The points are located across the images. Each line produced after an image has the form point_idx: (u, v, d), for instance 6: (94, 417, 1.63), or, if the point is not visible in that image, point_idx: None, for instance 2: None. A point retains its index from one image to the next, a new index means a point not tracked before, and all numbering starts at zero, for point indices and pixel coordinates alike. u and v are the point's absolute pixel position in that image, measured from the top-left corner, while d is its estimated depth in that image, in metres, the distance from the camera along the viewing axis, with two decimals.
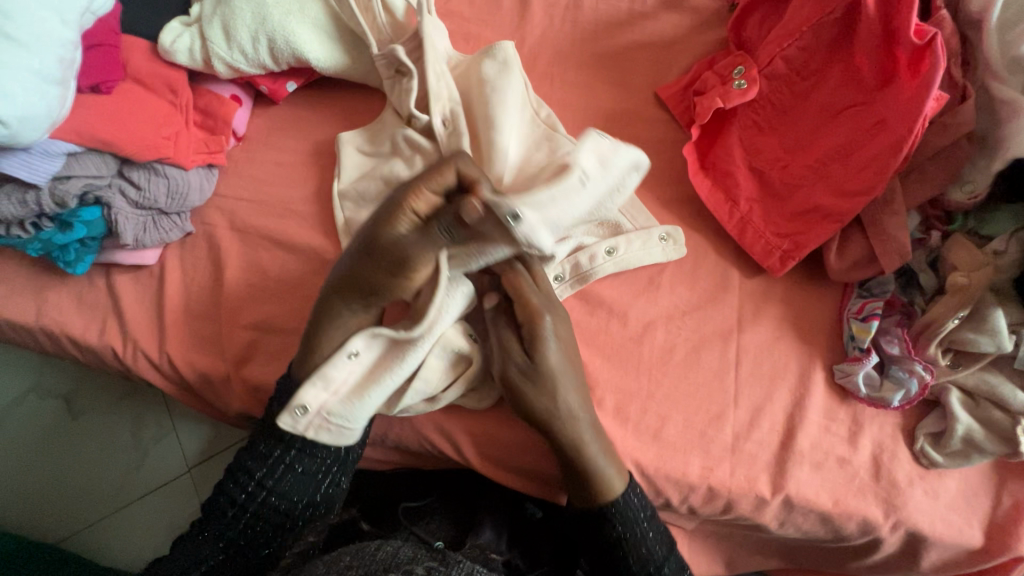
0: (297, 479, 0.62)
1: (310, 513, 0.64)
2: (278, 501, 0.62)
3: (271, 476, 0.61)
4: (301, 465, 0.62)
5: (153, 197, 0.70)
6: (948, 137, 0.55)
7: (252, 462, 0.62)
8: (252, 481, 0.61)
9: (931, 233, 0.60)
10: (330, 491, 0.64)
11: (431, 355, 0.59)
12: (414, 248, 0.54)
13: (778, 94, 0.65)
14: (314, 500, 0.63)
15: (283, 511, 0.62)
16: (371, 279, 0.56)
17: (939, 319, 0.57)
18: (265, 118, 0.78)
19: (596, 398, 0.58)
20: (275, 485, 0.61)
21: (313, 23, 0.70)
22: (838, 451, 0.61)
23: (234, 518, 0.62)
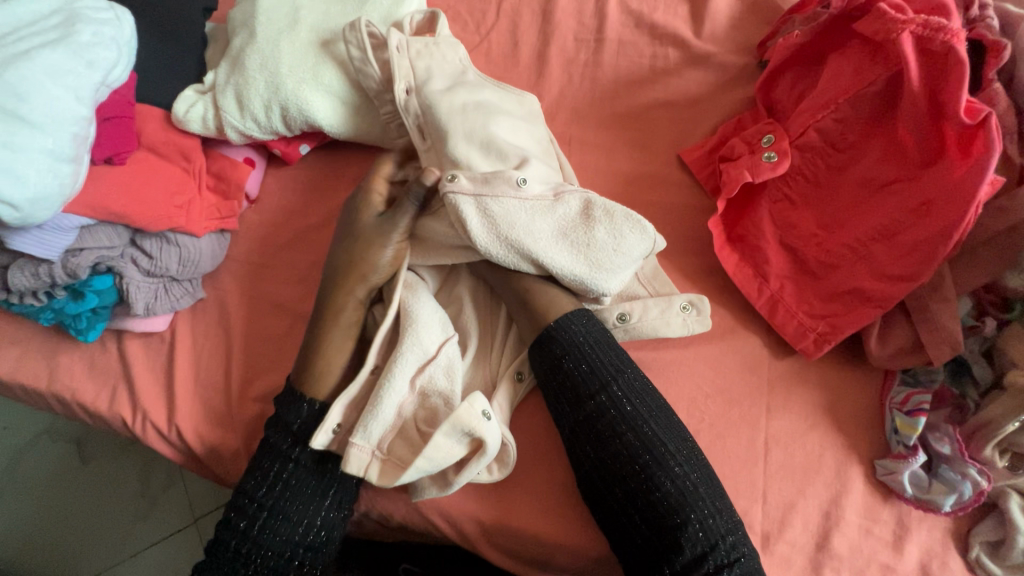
0: (288, 518, 0.57)
1: (312, 544, 0.58)
2: (277, 526, 0.57)
3: (271, 498, 0.57)
4: (300, 482, 0.58)
5: (165, 265, 0.69)
6: (1006, 222, 0.50)
7: (236, 512, 0.58)
8: (242, 521, 0.57)
9: (985, 320, 0.54)
10: (332, 515, 0.59)
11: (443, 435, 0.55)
12: (391, 218, 0.65)
13: (812, 165, 0.61)
14: (315, 525, 0.58)
15: (284, 540, 0.57)
16: (361, 257, 0.64)
17: (996, 421, 0.52)
18: (279, 180, 0.78)
19: (662, 417, 0.55)
20: (266, 526, 0.57)
21: (327, 89, 0.68)
22: (882, 557, 0.55)
23: (234, 552, 0.56)
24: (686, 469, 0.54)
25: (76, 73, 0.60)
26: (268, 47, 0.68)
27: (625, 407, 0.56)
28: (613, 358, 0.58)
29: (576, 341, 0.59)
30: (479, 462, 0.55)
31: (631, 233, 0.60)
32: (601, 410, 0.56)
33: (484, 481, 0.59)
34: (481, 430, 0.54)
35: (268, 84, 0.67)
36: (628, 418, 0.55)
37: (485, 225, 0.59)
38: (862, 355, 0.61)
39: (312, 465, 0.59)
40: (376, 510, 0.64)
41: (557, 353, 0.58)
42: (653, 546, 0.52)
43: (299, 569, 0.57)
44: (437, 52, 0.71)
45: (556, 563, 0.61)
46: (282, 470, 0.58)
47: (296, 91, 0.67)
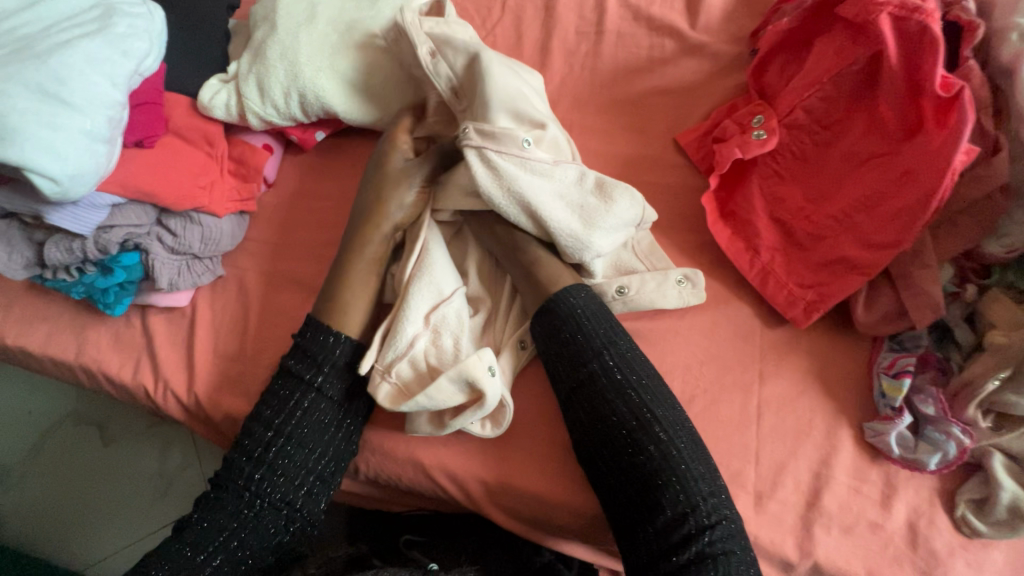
0: (300, 445, 0.62)
1: (324, 469, 0.63)
2: (292, 449, 0.62)
3: (289, 421, 0.63)
4: (314, 407, 0.63)
5: (188, 243, 0.73)
6: (982, 190, 0.53)
7: (255, 431, 0.63)
8: (257, 448, 0.62)
9: (967, 286, 0.57)
10: (342, 444, 0.64)
11: (446, 377, 0.59)
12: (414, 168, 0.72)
13: (800, 143, 0.64)
14: (328, 452, 0.63)
15: (298, 464, 0.62)
16: (387, 201, 0.71)
17: (978, 380, 0.55)
18: (295, 166, 0.82)
19: (650, 385, 0.58)
20: (279, 452, 0.62)
21: (342, 77, 0.73)
22: (870, 515, 0.57)
23: (250, 475, 0.61)
24: (673, 434, 0.56)
25: (111, 61, 0.64)
26: (288, 38, 0.73)
27: (617, 374, 0.58)
28: (604, 328, 0.61)
29: (572, 313, 0.61)
30: (475, 414, 0.59)
31: (620, 199, 0.64)
32: (593, 377, 0.59)
33: (478, 433, 0.62)
34: (482, 383, 0.58)
35: (287, 73, 0.72)
36: (620, 385, 0.58)
37: (492, 178, 0.63)
38: (850, 325, 0.63)
39: (325, 399, 0.64)
40: (387, 473, 0.67)
41: (554, 324, 0.61)
42: (636, 505, 0.54)
43: (306, 495, 0.62)
44: (450, 30, 0.73)
45: (557, 522, 0.63)
46: (297, 400, 0.63)
47: (313, 79, 0.72)
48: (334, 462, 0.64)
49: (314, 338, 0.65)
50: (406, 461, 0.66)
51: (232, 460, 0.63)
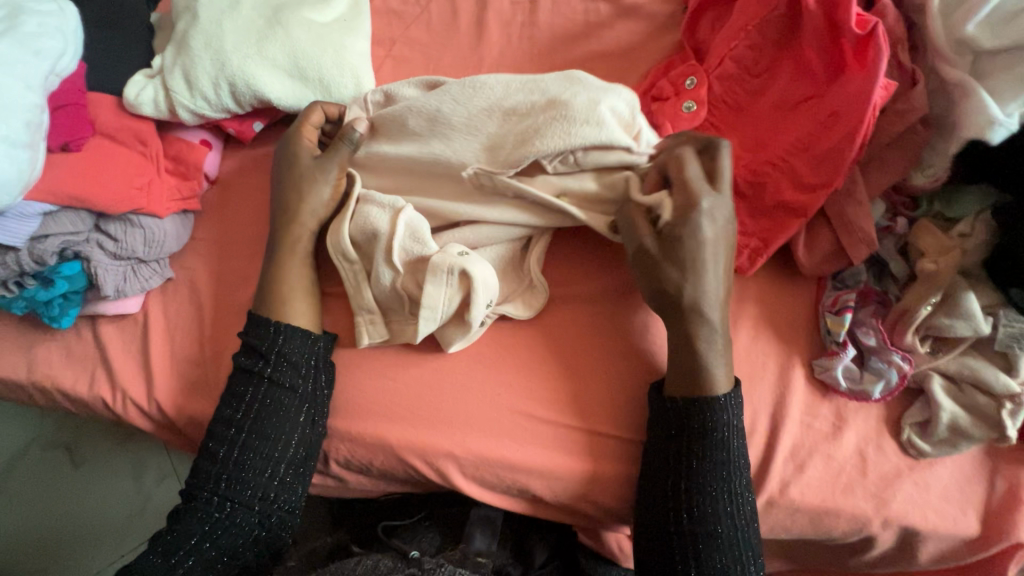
0: (264, 439, 0.62)
1: (294, 458, 0.63)
2: (257, 443, 0.62)
3: (248, 420, 0.62)
4: (271, 399, 0.63)
5: (131, 247, 0.71)
6: (903, 124, 0.55)
7: (218, 429, 0.63)
8: (224, 446, 0.62)
9: (898, 219, 0.59)
10: (308, 431, 0.64)
11: (430, 285, 0.60)
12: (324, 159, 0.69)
13: (732, 94, 0.65)
14: (294, 441, 0.63)
15: (265, 457, 0.62)
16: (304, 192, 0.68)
17: (912, 307, 0.57)
18: (237, 160, 0.80)
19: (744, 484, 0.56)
20: (247, 449, 0.61)
21: (273, 63, 0.71)
22: (823, 448, 0.60)
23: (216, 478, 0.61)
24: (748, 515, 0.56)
25: (25, 63, 0.62)
26: (212, 27, 0.71)
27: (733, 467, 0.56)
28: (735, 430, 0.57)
29: (724, 414, 0.56)
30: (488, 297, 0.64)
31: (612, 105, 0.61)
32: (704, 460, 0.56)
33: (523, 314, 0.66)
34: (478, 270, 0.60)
35: (214, 62, 0.70)
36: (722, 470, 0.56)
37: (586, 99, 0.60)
38: (795, 270, 0.65)
39: (284, 390, 0.63)
40: (357, 457, 0.67)
41: (695, 416, 0.56)
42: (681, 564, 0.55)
43: (281, 486, 0.62)
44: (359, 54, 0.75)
45: (531, 489, 0.64)
46: (256, 394, 0.63)
47: (242, 67, 0.70)
48: (303, 450, 0.64)
49: (253, 333, 0.65)
50: (375, 444, 0.66)
51: (197, 462, 0.62)
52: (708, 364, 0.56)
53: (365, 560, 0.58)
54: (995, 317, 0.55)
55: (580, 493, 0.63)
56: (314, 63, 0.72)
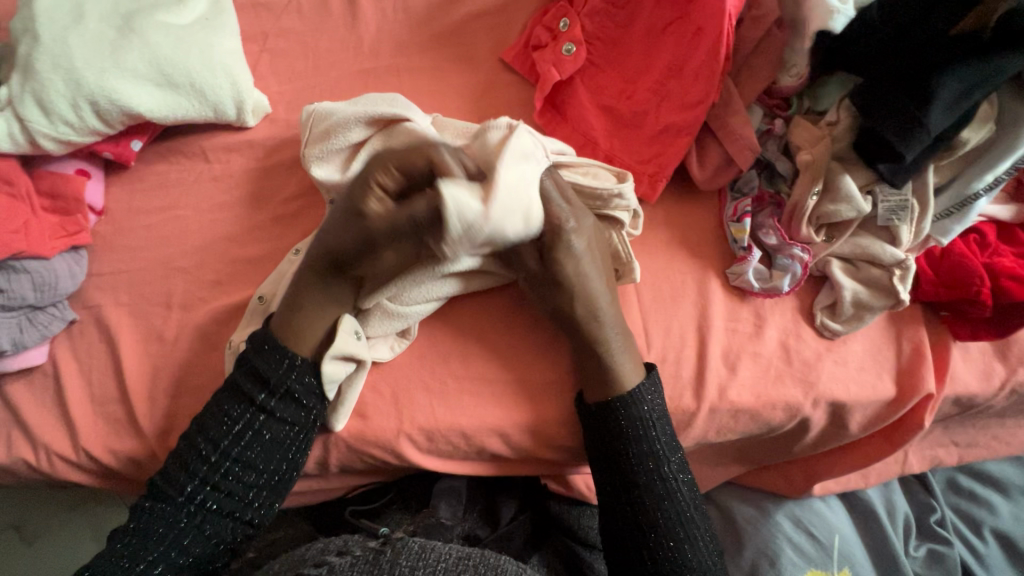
0: (206, 521, 0.58)
1: (273, 481, 0.61)
2: (241, 471, 0.60)
3: (238, 443, 0.60)
4: (268, 432, 0.60)
5: (20, 295, 0.66)
6: (761, 29, 0.58)
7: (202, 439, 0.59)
8: (150, 530, 0.56)
9: (775, 120, 0.62)
10: (297, 458, 0.62)
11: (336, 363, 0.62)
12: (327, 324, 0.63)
13: (603, 29, 0.67)
14: (280, 470, 0.61)
15: (247, 481, 0.60)
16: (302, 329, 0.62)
17: (801, 201, 0.60)
18: (124, 186, 0.76)
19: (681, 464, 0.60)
20: (190, 530, 0.57)
21: (134, 74, 0.67)
22: (749, 347, 0.63)
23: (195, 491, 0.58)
24: (679, 479, 0.60)
25: None
26: (57, 45, 0.66)
27: (655, 449, 0.59)
28: (642, 384, 0.60)
29: (635, 408, 0.59)
30: (362, 373, 0.63)
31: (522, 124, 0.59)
32: (637, 437, 0.59)
33: (385, 360, 0.64)
34: (344, 344, 0.61)
35: (68, 83, 0.65)
36: (648, 456, 0.59)
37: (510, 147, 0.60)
38: (694, 189, 0.68)
39: (237, 454, 0.59)
40: (312, 459, 0.66)
41: (610, 415, 0.59)
42: (640, 550, 0.58)
43: (256, 507, 0.60)
44: (228, 50, 0.72)
45: (489, 449, 0.64)
46: (244, 419, 0.60)
47: (100, 82, 0.65)
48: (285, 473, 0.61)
49: (265, 360, 0.60)
50: (324, 442, 0.64)
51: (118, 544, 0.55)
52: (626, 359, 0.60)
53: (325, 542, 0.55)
54: (874, 195, 0.60)
55: (538, 438, 0.64)
56: (181, 66, 0.69)
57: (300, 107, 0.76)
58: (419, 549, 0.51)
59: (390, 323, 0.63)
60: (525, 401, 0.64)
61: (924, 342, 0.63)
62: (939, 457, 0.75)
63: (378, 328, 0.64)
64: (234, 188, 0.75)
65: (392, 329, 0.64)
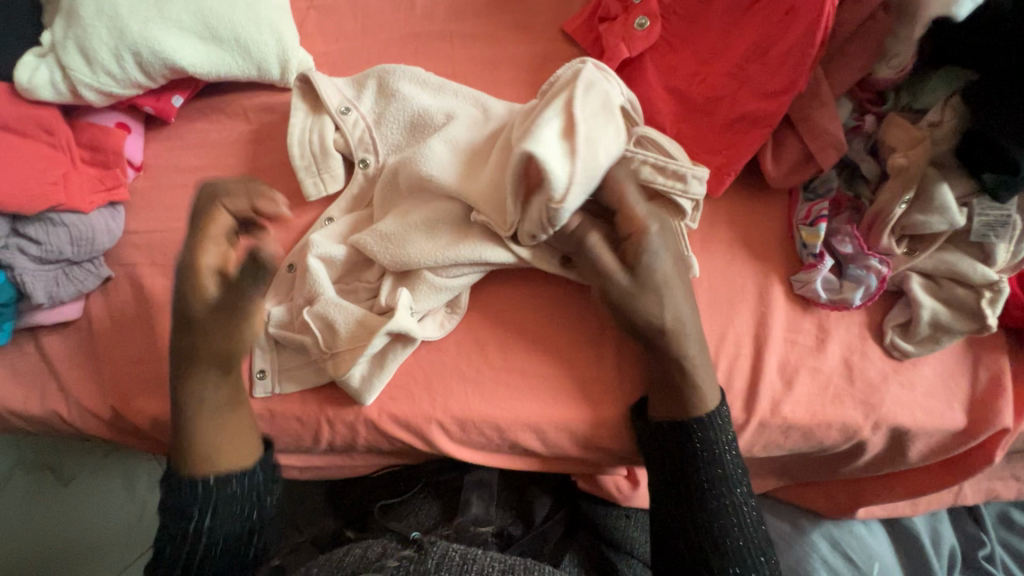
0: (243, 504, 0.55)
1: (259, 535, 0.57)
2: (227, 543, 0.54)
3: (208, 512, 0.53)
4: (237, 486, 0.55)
5: (57, 248, 0.65)
6: (864, 12, 0.52)
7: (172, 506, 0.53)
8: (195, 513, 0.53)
9: (865, 118, 0.56)
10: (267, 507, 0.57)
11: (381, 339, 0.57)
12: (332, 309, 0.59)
13: (681, 3, 0.61)
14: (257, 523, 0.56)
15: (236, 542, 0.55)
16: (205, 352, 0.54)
17: (886, 208, 0.55)
18: (164, 142, 0.74)
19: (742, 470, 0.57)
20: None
21: (179, 25, 0.64)
22: (809, 362, 0.59)
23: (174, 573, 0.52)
24: (747, 508, 0.57)
25: None
26: None
27: (730, 472, 0.57)
28: (718, 408, 0.57)
29: (711, 431, 0.56)
30: (408, 350, 0.60)
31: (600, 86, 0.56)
32: (709, 462, 0.56)
33: (437, 338, 0.61)
34: (404, 321, 0.57)
35: (111, 31, 0.62)
36: (721, 480, 0.57)
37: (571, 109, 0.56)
38: (763, 187, 0.63)
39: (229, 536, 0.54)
40: (340, 438, 0.65)
41: (681, 434, 0.57)
42: None
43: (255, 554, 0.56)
44: (275, 5, 0.68)
45: (522, 444, 0.61)
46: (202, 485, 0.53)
47: (143, 33, 0.63)
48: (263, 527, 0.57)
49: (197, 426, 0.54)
50: (353, 423, 0.63)
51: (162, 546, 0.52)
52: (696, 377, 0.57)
53: (354, 549, 0.53)
54: (970, 207, 0.54)
55: (576, 440, 0.61)
56: (227, 20, 0.65)
57: (344, 69, 0.72)
58: (459, 561, 0.51)
59: (437, 298, 0.60)
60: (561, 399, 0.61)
61: (1004, 371, 0.58)
62: (996, 490, 0.70)
63: (425, 302, 0.59)
64: (274, 151, 0.72)
65: (441, 304, 0.61)
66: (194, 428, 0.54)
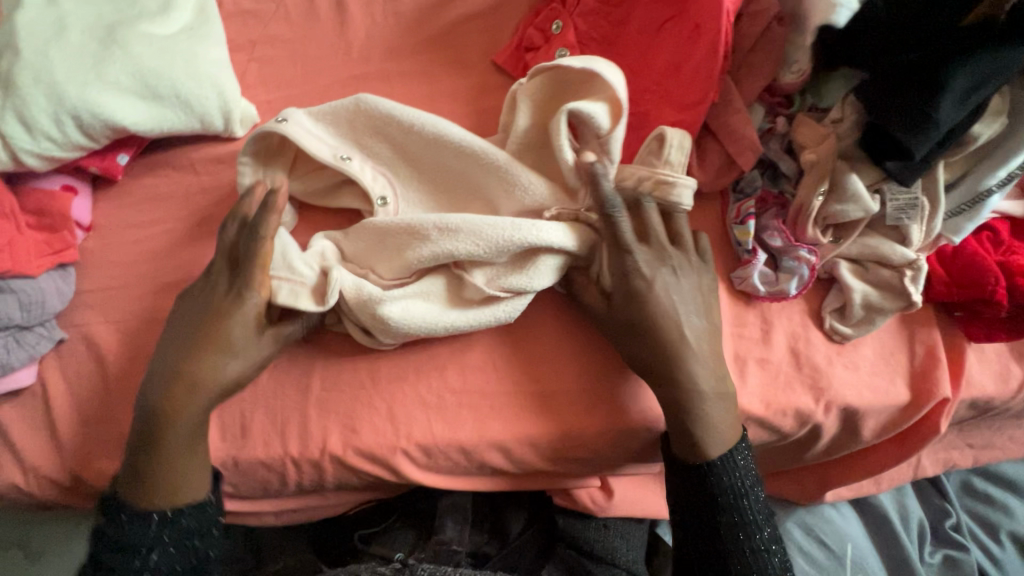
0: (193, 538, 0.58)
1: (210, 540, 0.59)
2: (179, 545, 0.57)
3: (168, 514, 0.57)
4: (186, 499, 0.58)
5: (5, 315, 0.64)
6: (761, 24, 0.56)
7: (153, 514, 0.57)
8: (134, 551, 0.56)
9: (777, 120, 0.60)
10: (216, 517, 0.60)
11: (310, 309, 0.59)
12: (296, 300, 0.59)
13: (597, 30, 0.65)
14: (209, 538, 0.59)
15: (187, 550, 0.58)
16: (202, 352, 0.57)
17: (806, 201, 0.58)
18: (112, 201, 0.74)
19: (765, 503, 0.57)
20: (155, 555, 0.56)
21: (119, 86, 0.65)
22: (756, 353, 0.61)
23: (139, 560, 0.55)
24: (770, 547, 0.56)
25: None
26: (37, 59, 0.64)
27: (747, 516, 0.56)
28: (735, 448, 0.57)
29: (724, 474, 0.56)
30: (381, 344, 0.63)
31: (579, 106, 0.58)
32: (724, 503, 0.56)
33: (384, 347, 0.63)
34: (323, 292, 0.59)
35: (49, 97, 0.63)
36: (737, 525, 0.56)
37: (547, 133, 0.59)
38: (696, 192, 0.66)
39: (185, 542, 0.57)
40: (309, 477, 0.64)
41: (697, 480, 0.56)
42: None
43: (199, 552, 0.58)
44: (215, 60, 0.71)
45: (491, 464, 0.62)
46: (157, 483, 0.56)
47: (82, 96, 0.64)
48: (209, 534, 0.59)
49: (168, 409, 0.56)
50: (321, 460, 0.63)
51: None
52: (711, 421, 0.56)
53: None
54: (882, 194, 0.58)
55: (544, 454, 0.62)
56: (167, 77, 0.67)
57: None
58: None
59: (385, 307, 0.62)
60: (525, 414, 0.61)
61: (937, 343, 0.61)
62: (953, 460, 0.73)
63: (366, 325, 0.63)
64: (223, 199, 0.73)
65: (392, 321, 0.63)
66: (158, 472, 0.56)
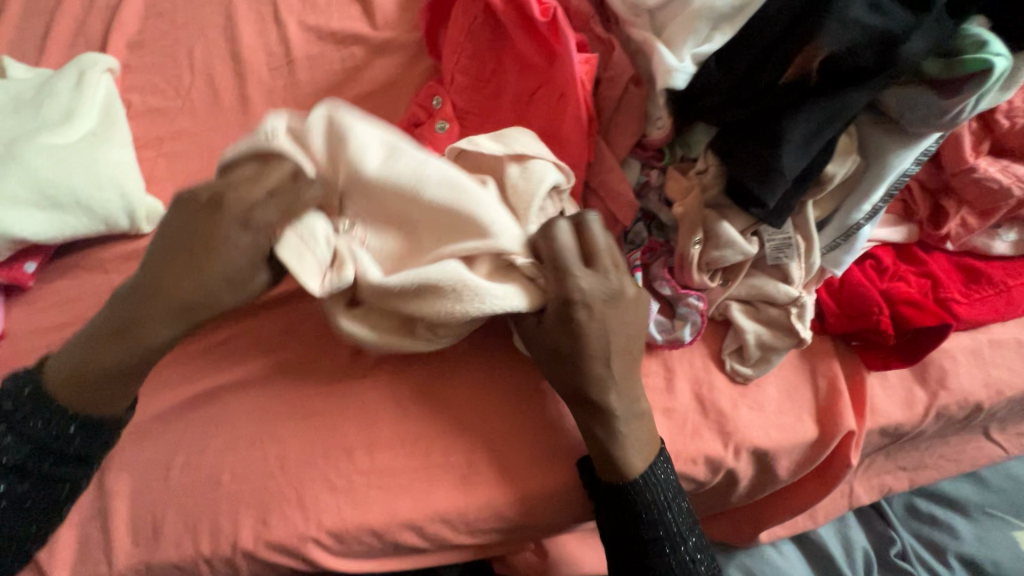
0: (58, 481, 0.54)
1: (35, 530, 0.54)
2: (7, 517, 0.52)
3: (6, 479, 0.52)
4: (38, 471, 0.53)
5: None
6: (618, 88, 0.59)
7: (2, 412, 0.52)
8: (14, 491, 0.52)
9: (651, 173, 0.62)
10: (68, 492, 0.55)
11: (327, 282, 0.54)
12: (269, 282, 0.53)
13: (472, 100, 0.68)
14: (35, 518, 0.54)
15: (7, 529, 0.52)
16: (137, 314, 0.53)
17: (685, 251, 0.59)
18: (23, 306, 0.74)
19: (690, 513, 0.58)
20: None
21: (16, 198, 0.67)
22: (661, 402, 0.61)
23: None
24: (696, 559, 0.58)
25: None
26: None
27: (672, 532, 0.56)
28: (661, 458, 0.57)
29: (648, 492, 0.56)
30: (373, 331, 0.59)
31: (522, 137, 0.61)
32: (653, 519, 0.56)
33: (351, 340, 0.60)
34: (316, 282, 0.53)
35: None
36: (664, 540, 0.56)
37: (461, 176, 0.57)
38: None
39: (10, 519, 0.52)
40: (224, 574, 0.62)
41: (623, 497, 0.56)
42: None
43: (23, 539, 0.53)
44: (117, 163, 0.73)
45: (407, 542, 0.61)
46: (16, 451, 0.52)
47: None
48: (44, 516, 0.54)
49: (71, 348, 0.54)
50: (232, 556, 0.61)
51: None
52: (624, 442, 0.55)
53: None
54: (760, 235, 0.59)
55: (459, 526, 0.61)
56: (67, 185, 0.69)
57: None
58: None
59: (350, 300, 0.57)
60: (434, 485, 0.61)
61: (838, 375, 0.61)
62: (887, 484, 0.72)
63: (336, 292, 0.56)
64: None
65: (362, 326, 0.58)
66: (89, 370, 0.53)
